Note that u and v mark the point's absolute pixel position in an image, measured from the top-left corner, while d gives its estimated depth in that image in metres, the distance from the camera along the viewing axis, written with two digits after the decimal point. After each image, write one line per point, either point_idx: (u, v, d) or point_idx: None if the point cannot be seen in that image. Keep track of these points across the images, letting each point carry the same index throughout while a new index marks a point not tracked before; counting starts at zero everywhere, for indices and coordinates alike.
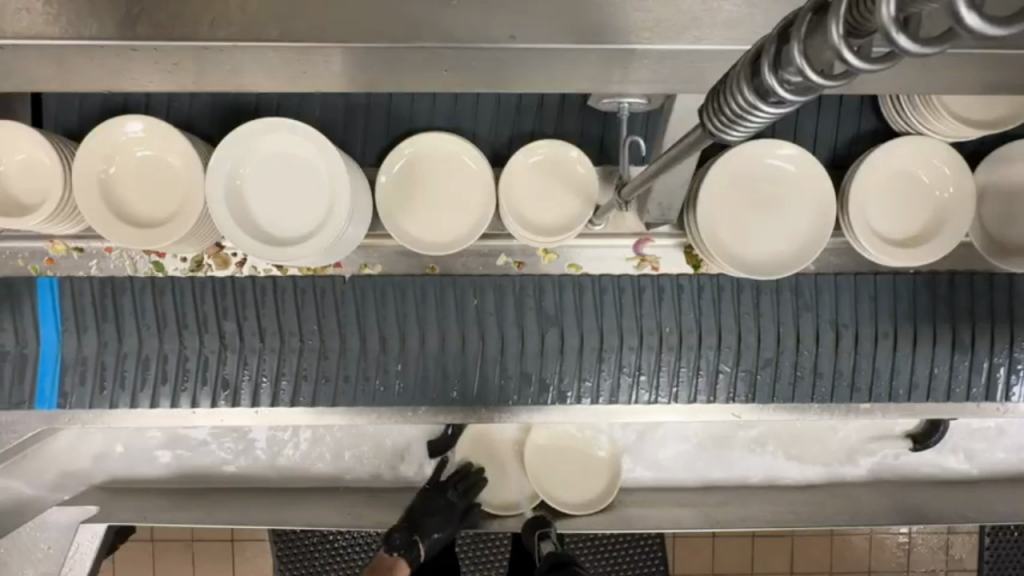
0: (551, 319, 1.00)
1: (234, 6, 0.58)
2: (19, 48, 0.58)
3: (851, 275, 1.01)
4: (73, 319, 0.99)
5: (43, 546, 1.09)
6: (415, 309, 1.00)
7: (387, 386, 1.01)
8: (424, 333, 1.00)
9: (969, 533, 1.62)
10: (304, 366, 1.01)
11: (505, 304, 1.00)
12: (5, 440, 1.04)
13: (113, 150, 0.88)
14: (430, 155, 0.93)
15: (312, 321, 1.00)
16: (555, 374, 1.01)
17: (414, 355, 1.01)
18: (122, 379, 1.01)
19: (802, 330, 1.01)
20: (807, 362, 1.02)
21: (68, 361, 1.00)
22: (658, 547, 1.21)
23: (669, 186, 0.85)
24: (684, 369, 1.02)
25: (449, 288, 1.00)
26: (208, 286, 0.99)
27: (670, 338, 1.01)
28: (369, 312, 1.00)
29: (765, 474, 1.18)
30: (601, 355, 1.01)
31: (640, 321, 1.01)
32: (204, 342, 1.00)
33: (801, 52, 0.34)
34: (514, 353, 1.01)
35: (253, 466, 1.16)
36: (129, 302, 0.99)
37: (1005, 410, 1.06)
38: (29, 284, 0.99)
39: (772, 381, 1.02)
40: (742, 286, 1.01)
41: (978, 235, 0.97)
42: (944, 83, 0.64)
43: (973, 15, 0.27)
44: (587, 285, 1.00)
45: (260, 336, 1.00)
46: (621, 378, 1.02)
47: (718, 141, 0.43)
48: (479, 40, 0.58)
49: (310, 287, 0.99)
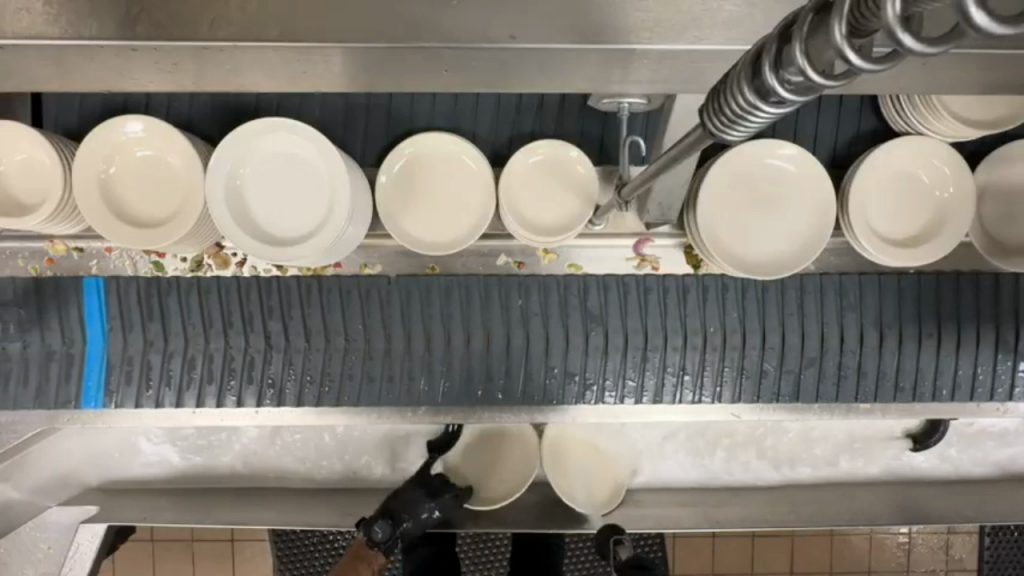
0: (596, 319, 0.99)
1: (233, 6, 0.58)
2: (19, 48, 0.58)
3: (852, 275, 1.01)
4: (119, 318, 0.98)
5: (43, 546, 1.11)
6: (460, 308, 0.99)
7: (432, 386, 1.00)
8: (469, 332, 0.99)
9: (969, 533, 1.62)
10: (349, 367, 1.00)
11: (550, 304, 1.00)
12: (5, 440, 1.03)
13: (113, 150, 0.88)
14: (430, 155, 0.93)
15: (357, 321, 0.99)
16: (600, 373, 1.00)
17: (459, 355, 1.00)
18: (169, 378, 1.00)
19: (847, 330, 1.01)
20: (852, 362, 1.02)
21: (115, 362, 0.99)
22: (658, 547, 1.21)
23: (669, 186, 0.85)
24: (728, 369, 1.01)
25: (494, 287, 0.99)
26: (253, 285, 0.98)
27: (715, 338, 1.00)
28: (413, 312, 0.99)
29: (766, 475, 1.17)
30: (646, 355, 1.00)
31: (685, 320, 1.00)
32: (249, 342, 0.99)
33: (802, 52, 0.34)
34: (559, 352, 1.00)
35: (255, 468, 1.16)
36: (175, 302, 0.98)
37: (1005, 410, 1.07)
38: (75, 283, 0.98)
39: (815, 382, 1.02)
40: (765, 286, 1.01)
41: (978, 235, 0.97)
42: (945, 83, 0.64)
43: (980, 13, 0.27)
44: (632, 285, 1.00)
45: (305, 336, 0.99)
46: (665, 378, 1.01)
47: (718, 140, 0.43)
48: (479, 40, 0.58)
49: (352, 288, 0.99)
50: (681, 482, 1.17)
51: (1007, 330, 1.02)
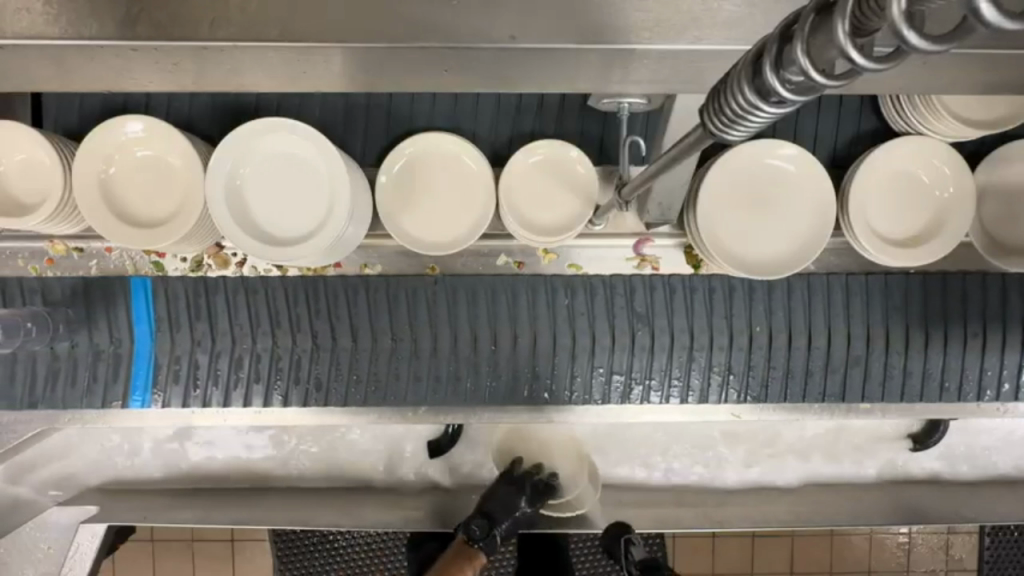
0: (642, 318, 1.00)
1: (233, 6, 0.57)
2: (19, 48, 0.58)
3: (853, 275, 1.02)
4: (167, 318, 0.99)
5: (43, 546, 1.11)
6: (508, 309, 1.00)
7: (478, 386, 1.01)
8: (517, 332, 1.00)
9: (969, 533, 1.62)
10: (396, 367, 1.01)
11: (595, 304, 1.00)
12: (5, 440, 1.04)
13: (113, 149, 0.88)
14: (430, 155, 0.93)
15: (404, 321, 1.00)
16: (645, 372, 1.01)
17: (506, 355, 1.00)
18: (216, 376, 1.01)
19: (892, 331, 1.02)
20: (896, 363, 1.02)
21: (162, 362, 1.00)
22: (657, 547, 1.20)
23: (669, 186, 0.85)
24: (774, 369, 1.02)
25: (542, 287, 1.00)
26: (300, 286, 0.99)
27: (760, 338, 1.01)
28: (461, 312, 1.00)
29: (767, 475, 1.17)
30: (691, 354, 1.01)
31: (730, 321, 1.01)
32: (296, 342, 1.00)
33: (804, 51, 0.34)
34: (605, 352, 1.00)
35: (258, 468, 1.16)
36: (222, 302, 0.99)
37: (1005, 410, 1.06)
38: (124, 284, 0.99)
39: (861, 382, 1.03)
40: (774, 286, 1.01)
41: (978, 234, 0.97)
42: (947, 82, 0.64)
43: (988, 8, 0.27)
44: (678, 285, 1.00)
45: (352, 336, 1.00)
46: (710, 378, 1.02)
47: (719, 140, 0.43)
48: (479, 40, 0.58)
49: (383, 287, 1.00)
50: (681, 482, 1.17)
51: (1007, 331, 1.02)
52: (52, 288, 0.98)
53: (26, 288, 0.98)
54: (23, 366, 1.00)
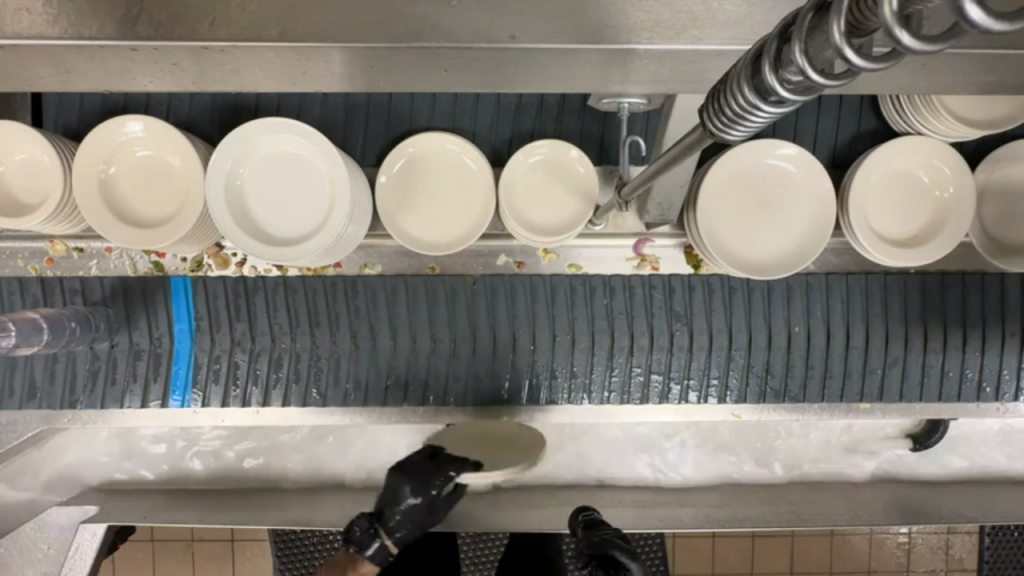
0: (681, 318, 1.01)
1: (233, 6, 0.57)
2: (19, 48, 0.57)
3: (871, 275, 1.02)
4: (207, 318, 1.00)
5: (43, 545, 1.09)
6: (548, 308, 1.01)
7: (519, 384, 1.02)
8: (557, 331, 1.01)
9: (968, 533, 1.62)
10: (437, 367, 1.02)
11: (635, 305, 1.01)
12: (5, 441, 1.03)
13: (113, 150, 0.88)
14: (430, 155, 0.93)
15: (445, 321, 1.01)
16: (683, 372, 1.02)
17: (548, 353, 1.01)
18: (256, 376, 1.02)
19: (931, 331, 1.02)
20: (935, 362, 1.03)
21: (202, 361, 1.01)
22: (658, 547, 1.20)
23: (669, 186, 0.85)
24: (812, 370, 1.03)
25: (581, 288, 1.01)
26: (339, 285, 1.00)
27: (799, 338, 1.02)
28: (503, 312, 1.01)
29: (767, 474, 1.17)
30: (729, 354, 1.02)
31: (768, 320, 1.02)
32: (336, 341, 1.01)
33: (802, 51, 0.34)
34: (643, 352, 1.01)
35: (260, 468, 1.16)
36: (262, 302, 1.00)
37: (1006, 410, 1.07)
38: (163, 283, 1.00)
39: (898, 383, 1.04)
40: (813, 285, 1.02)
41: (978, 235, 0.97)
42: (948, 81, 0.63)
43: (976, 8, 0.27)
44: (716, 285, 1.01)
45: (392, 335, 1.01)
46: (747, 378, 1.03)
47: (719, 141, 0.43)
48: (478, 40, 0.58)
49: (422, 286, 1.01)
50: (680, 482, 1.17)
51: None
52: (92, 288, 0.99)
53: (67, 288, 0.99)
54: (64, 367, 1.01)
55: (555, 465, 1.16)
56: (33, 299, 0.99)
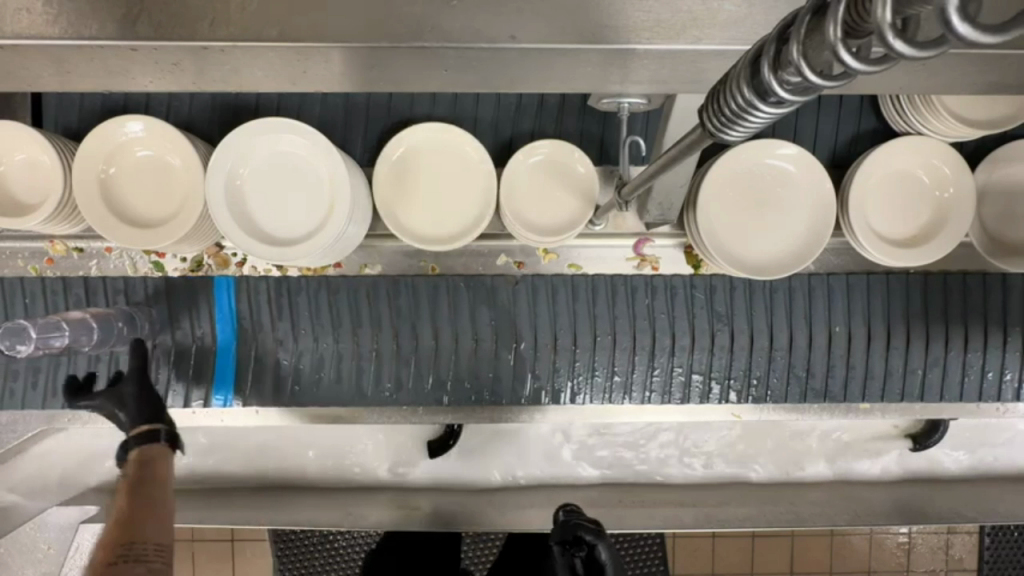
0: (722, 318, 1.01)
1: (234, 6, 0.57)
2: (18, 48, 0.57)
3: (904, 275, 1.02)
4: (249, 318, 1.00)
5: (43, 546, 1.11)
6: (589, 308, 1.00)
7: (557, 385, 1.01)
8: (597, 330, 1.00)
9: (968, 533, 1.62)
10: (477, 366, 1.01)
11: (676, 306, 1.01)
12: (5, 440, 1.04)
13: (113, 150, 0.88)
14: (430, 149, 0.92)
15: (485, 321, 1.00)
16: (725, 373, 1.02)
17: (588, 352, 1.00)
18: (299, 375, 1.01)
19: (972, 331, 1.02)
20: (976, 361, 1.03)
21: (247, 361, 1.01)
22: (657, 547, 1.20)
23: (669, 187, 0.85)
24: (855, 370, 1.02)
25: (621, 287, 1.00)
26: (380, 285, 1.00)
27: (840, 338, 1.01)
28: (544, 311, 1.00)
29: (766, 472, 1.18)
30: (771, 355, 1.01)
31: (811, 320, 1.01)
32: (378, 340, 1.00)
33: (801, 52, 0.34)
34: (684, 352, 1.01)
35: (262, 468, 1.16)
36: (304, 301, 1.00)
37: (1005, 410, 1.07)
38: (205, 282, 0.99)
39: (939, 383, 1.04)
40: (853, 286, 1.02)
41: (978, 235, 0.97)
42: (948, 81, 0.63)
43: (963, 24, 0.27)
44: (757, 286, 1.01)
45: (433, 338, 1.00)
46: (789, 379, 1.02)
47: (718, 140, 0.43)
48: (477, 40, 0.58)
49: (463, 286, 1.00)
50: (680, 481, 1.17)
51: None
52: (136, 288, 0.99)
53: (110, 287, 0.98)
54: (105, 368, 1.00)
55: (555, 465, 1.16)
56: (76, 299, 0.98)
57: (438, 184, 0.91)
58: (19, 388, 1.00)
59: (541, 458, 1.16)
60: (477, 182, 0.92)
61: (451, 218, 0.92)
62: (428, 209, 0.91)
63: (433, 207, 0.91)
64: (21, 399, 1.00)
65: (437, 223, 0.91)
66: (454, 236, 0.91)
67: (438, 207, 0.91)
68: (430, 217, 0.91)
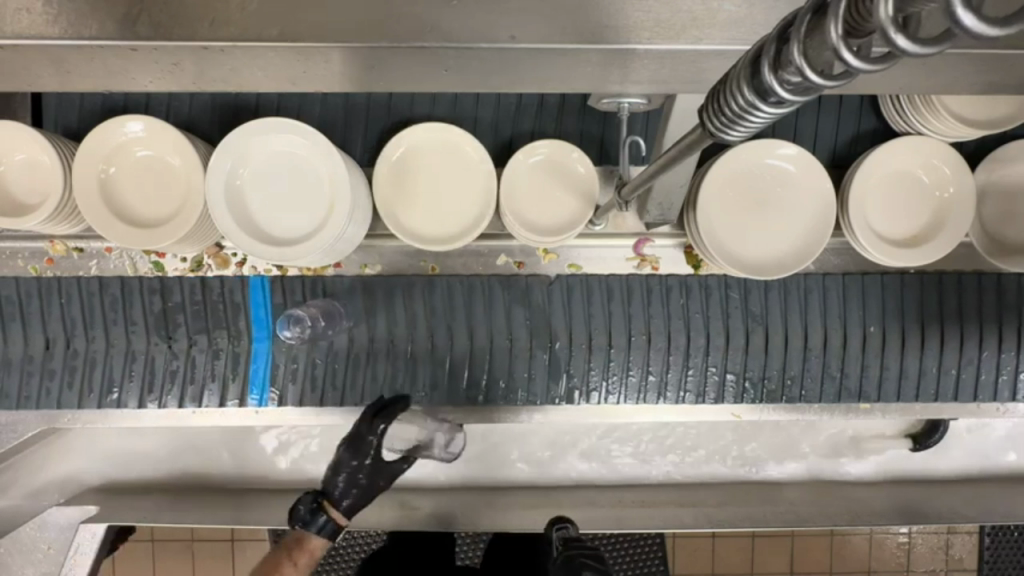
0: (758, 318, 1.00)
1: (234, 6, 0.57)
2: (18, 48, 0.57)
3: (937, 275, 1.02)
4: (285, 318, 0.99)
5: (44, 545, 1.08)
6: (622, 308, 1.00)
7: (586, 384, 1.01)
8: (631, 330, 1.00)
9: (968, 533, 1.62)
10: (512, 365, 1.00)
11: (710, 305, 1.00)
12: (5, 440, 1.04)
13: (112, 150, 0.88)
14: (430, 148, 0.92)
15: (522, 321, 1.00)
16: (761, 372, 1.01)
17: (621, 351, 1.00)
18: (332, 376, 1.01)
19: (1006, 331, 1.02)
20: (1009, 363, 1.03)
21: (279, 361, 1.00)
22: (657, 547, 1.19)
23: (668, 186, 0.85)
24: (891, 370, 1.02)
25: (656, 288, 1.00)
26: (419, 286, 1.00)
27: (875, 338, 1.01)
28: (578, 311, 1.00)
29: (767, 472, 1.18)
30: (806, 355, 1.01)
31: (845, 320, 1.01)
32: (414, 340, 1.00)
33: (801, 52, 0.34)
34: (718, 352, 1.00)
35: (264, 468, 1.16)
36: (342, 300, 0.99)
37: (1005, 410, 1.07)
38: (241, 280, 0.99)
39: (972, 384, 1.03)
40: (887, 285, 1.02)
41: (978, 235, 0.96)
42: (948, 81, 0.63)
43: (968, 15, 0.27)
44: (793, 286, 1.01)
45: (468, 337, 1.00)
46: (823, 379, 1.02)
47: (719, 141, 0.43)
48: (477, 41, 0.58)
49: (498, 285, 1.00)
50: (680, 481, 1.17)
51: None
52: (172, 288, 0.99)
53: (146, 287, 0.98)
54: (137, 368, 0.99)
55: (556, 464, 1.16)
56: (112, 298, 0.98)
57: (438, 184, 0.91)
58: (55, 386, 0.99)
59: (543, 458, 1.16)
60: (478, 181, 0.92)
61: (451, 218, 0.91)
62: (427, 209, 0.91)
63: (433, 207, 0.91)
64: (57, 399, 1.00)
65: (436, 223, 0.91)
66: (454, 237, 0.91)
67: (437, 206, 0.91)
68: (429, 217, 0.91)
